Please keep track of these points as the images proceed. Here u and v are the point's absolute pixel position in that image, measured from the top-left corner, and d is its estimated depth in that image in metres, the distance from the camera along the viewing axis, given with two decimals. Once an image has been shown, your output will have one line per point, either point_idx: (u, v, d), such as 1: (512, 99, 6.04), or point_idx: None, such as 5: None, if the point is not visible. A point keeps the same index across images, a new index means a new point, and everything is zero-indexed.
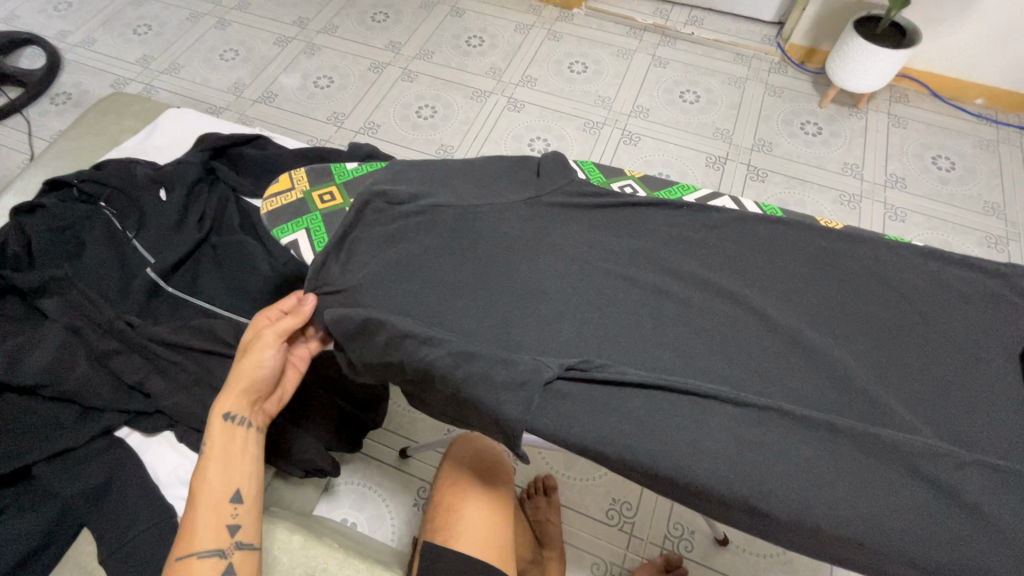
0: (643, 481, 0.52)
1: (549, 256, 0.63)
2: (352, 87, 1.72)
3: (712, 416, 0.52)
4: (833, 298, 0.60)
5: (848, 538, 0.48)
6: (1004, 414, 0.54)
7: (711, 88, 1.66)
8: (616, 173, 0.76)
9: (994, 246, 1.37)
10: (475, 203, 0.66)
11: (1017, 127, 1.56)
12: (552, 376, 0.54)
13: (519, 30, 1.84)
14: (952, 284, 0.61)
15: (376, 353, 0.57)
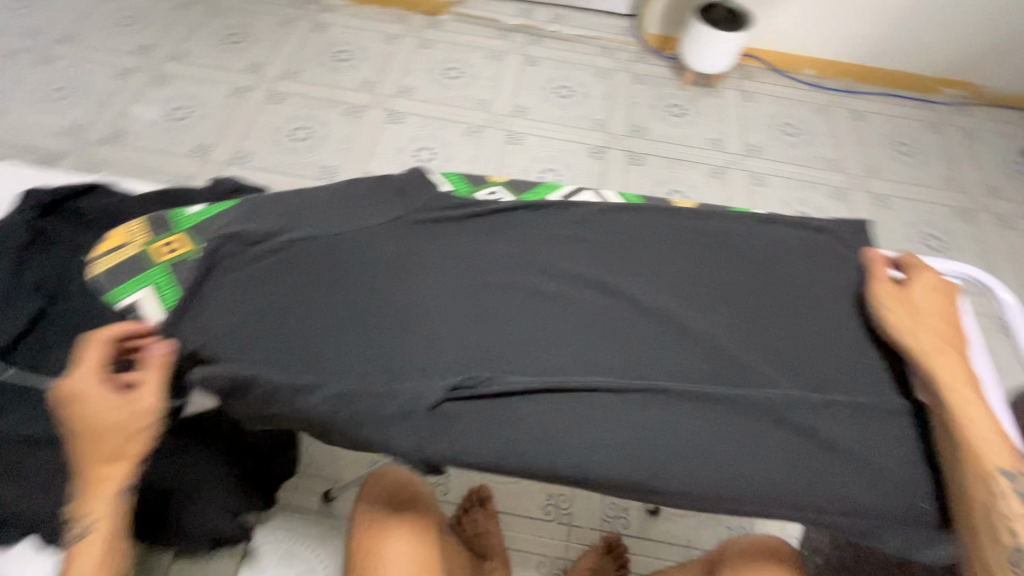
0: (550, 480, 0.53)
1: (421, 276, 0.61)
2: (214, 116, 1.59)
3: (596, 409, 0.55)
4: (696, 273, 0.65)
5: (730, 497, 0.53)
6: (846, 354, 0.61)
7: (583, 81, 1.74)
8: (481, 182, 0.79)
9: (839, 196, 1.55)
10: (336, 231, 0.63)
11: (842, 91, 1.78)
12: (436, 400, 0.53)
13: (388, 40, 1.80)
14: (790, 244, 0.68)
15: (256, 409, 0.55)
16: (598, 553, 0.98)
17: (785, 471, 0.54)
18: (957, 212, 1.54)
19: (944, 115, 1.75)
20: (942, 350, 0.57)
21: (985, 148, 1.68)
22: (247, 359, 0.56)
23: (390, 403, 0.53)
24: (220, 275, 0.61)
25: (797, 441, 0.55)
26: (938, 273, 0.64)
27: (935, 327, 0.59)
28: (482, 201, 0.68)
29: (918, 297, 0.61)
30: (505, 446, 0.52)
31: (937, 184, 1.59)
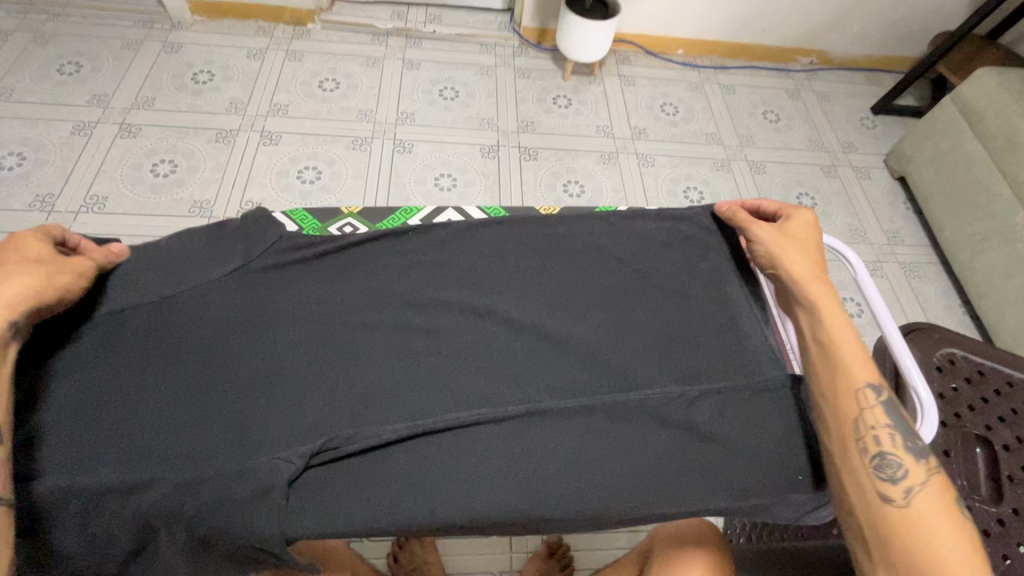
0: (443, 525, 0.55)
1: (274, 330, 0.66)
2: (55, 159, 1.39)
3: (480, 439, 0.60)
4: (569, 281, 0.73)
5: (627, 505, 0.58)
6: (709, 340, 0.69)
7: (467, 81, 1.71)
8: (332, 217, 0.85)
9: (722, 167, 1.64)
10: (169, 293, 0.65)
11: (710, 68, 1.88)
12: (298, 471, 0.56)
13: (253, 56, 1.67)
14: (654, 239, 0.76)
15: (74, 532, 0.52)
16: (541, 558, 0.97)
17: (647, 464, 0.60)
18: (822, 170, 1.69)
19: (800, 82, 1.90)
20: (816, 275, 0.66)
21: (838, 109, 1.85)
22: (74, 461, 0.56)
23: (243, 486, 0.54)
24: (30, 373, 0.60)
25: (656, 434, 0.62)
26: (813, 210, 0.73)
27: (811, 255, 0.67)
28: (337, 236, 0.72)
29: (796, 233, 0.69)
30: (385, 501, 0.56)
31: (803, 146, 1.73)
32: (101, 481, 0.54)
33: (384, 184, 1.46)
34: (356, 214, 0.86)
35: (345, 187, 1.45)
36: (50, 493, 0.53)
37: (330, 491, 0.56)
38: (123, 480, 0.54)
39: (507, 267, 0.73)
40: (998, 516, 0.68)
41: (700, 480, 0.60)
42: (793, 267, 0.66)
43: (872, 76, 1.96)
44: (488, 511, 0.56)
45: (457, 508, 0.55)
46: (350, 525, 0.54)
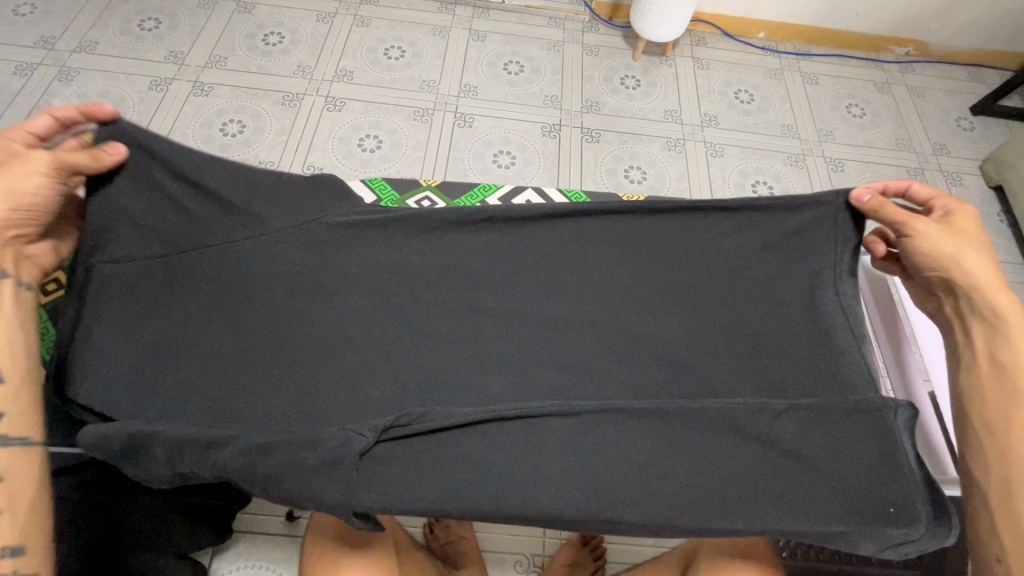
0: (504, 516, 0.56)
1: (347, 294, 0.68)
2: (132, 113, 1.45)
3: (547, 434, 0.59)
4: (649, 278, 0.70)
5: (692, 523, 0.56)
6: (798, 351, 0.67)
7: (532, 56, 1.66)
8: (412, 190, 0.88)
9: (796, 162, 1.54)
10: (234, 238, 0.67)
11: (794, 54, 1.75)
12: (368, 445, 0.57)
13: (322, 20, 1.67)
14: (745, 240, 0.72)
15: (161, 467, 0.56)
16: (575, 547, 0.96)
17: (718, 479, 0.58)
18: (908, 172, 1.56)
19: (892, 74, 1.75)
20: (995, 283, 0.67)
21: (932, 106, 1.70)
22: (157, 410, 0.61)
23: (312, 455, 0.55)
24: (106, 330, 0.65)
25: (732, 448, 0.59)
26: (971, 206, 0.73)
27: (989, 261, 0.67)
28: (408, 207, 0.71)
29: (968, 236, 0.69)
30: (448, 482, 0.56)
31: (889, 146, 1.60)
32: (180, 434, 0.56)
33: (442, 158, 1.45)
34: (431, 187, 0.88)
35: (405, 157, 1.45)
36: (136, 436, 0.57)
37: (393, 473, 0.56)
38: (200, 435, 0.56)
39: (582, 260, 0.71)
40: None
41: (767, 501, 0.57)
42: (971, 275, 0.67)
43: (975, 72, 1.78)
44: (549, 508, 0.55)
45: (520, 501, 0.55)
46: (413, 508, 0.55)
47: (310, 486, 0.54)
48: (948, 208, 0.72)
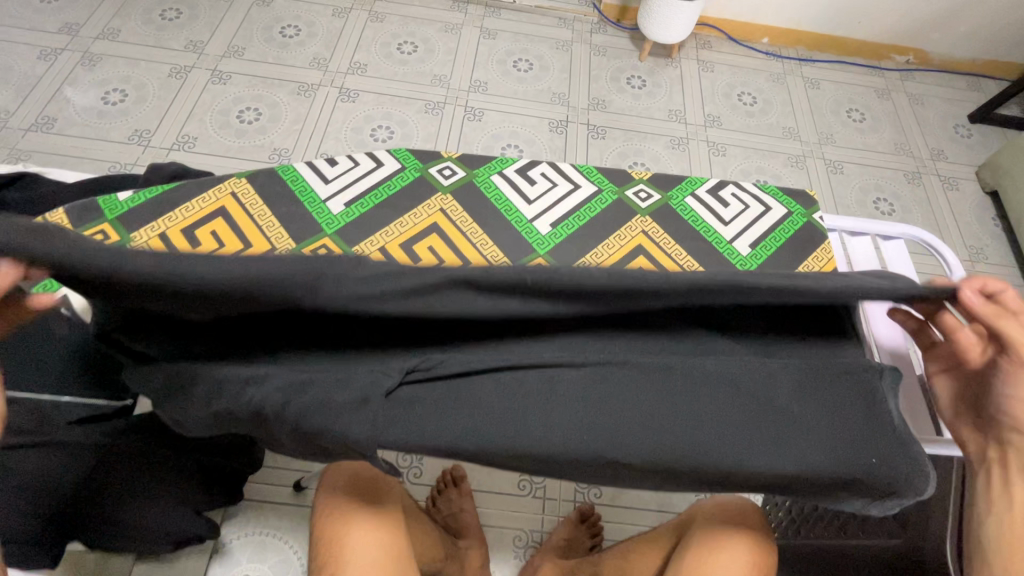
0: (541, 468, 0.50)
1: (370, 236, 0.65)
2: (153, 98, 1.49)
3: (602, 377, 0.51)
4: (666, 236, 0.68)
5: (760, 484, 0.50)
6: None
7: (541, 54, 1.70)
8: (432, 158, 0.72)
9: (797, 164, 1.58)
10: (261, 185, 0.67)
11: (797, 59, 1.80)
12: (395, 385, 0.51)
13: (338, 14, 1.71)
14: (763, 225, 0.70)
15: (200, 406, 0.51)
16: (573, 524, 0.99)
17: (809, 438, 0.50)
18: (905, 176, 1.60)
19: (893, 81, 1.79)
20: None
21: (931, 113, 1.73)
22: (173, 343, 0.52)
23: (343, 391, 0.49)
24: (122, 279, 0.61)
25: (817, 400, 0.51)
26: None
27: None
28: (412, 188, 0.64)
29: None
30: (487, 430, 0.49)
31: (887, 149, 1.64)
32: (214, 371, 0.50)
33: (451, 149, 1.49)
34: (456, 154, 0.73)
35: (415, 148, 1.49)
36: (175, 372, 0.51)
37: (422, 413, 0.50)
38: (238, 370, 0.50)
39: (604, 218, 0.70)
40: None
41: (867, 451, 0.50)
42: None
43: (973, 81, 1.82)
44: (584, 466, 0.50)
45: None
46: (445, 449, 0.49)
47: (338, 424, 0.48)
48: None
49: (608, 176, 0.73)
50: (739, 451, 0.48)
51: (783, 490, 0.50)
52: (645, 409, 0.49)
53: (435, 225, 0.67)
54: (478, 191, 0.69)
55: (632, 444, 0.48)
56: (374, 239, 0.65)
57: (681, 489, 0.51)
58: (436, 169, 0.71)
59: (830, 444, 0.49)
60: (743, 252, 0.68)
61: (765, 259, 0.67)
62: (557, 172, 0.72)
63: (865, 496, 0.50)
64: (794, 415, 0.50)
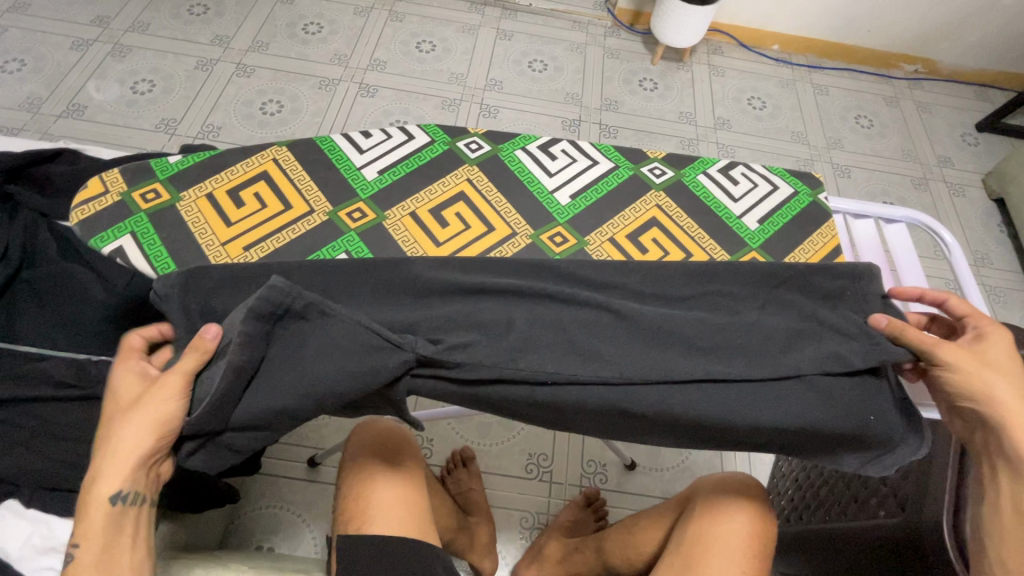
0: (558, 420, 0.53)
1: (399, 204, 0.68)
2: (179, 89, 1.54)
3: (619, 335, 0.54)
4: (682, 212, 0.71)
5: (768, 441, 0.52)
6: None
7: (556, 56, 1.74)
8: (459, 132, 0.76)
9: (805, 167, 1.61)
10: (297, 155, 0.70)
11: (806, 66, 1.83)
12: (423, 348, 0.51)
13: (359, 13, 1.77)
14: (774, 207, 0.72)
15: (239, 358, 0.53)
16: (578, 506, 1.01)
17: (814, 398, 0.52)
18: (911, 182, 1.62)
19: (901, 89, 1.82)
20: None
21: (938, 121, 1.76)
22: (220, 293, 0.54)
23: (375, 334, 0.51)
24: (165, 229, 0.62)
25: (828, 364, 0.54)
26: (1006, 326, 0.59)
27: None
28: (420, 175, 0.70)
29: (995, 361, 0.56)
30: (513, 377, 0.51)
31: (894, 155, 1.67)
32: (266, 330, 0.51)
33: None
34: (482, 133, 0.76)
35: None
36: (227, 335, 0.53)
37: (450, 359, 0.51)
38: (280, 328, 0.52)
39: (622, 194, 0.72)
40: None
41: (870, 410, 0.53)
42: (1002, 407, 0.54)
43: (981, 91, 1.85)
44: (598, 423, 0.53)
45: None
46: (469, 397, 0.52)
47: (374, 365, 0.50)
48: (987, 334, 0.59)
49: (624, 153, 0.76)
50: (745, 408, 0.51)
51: (788, 448, 0.53)
52: (658, 366, 0.52)
53: (461, 192, 0.70)
54: (499, 169, 0.73)
55: (644, 398, 0.51)
56: (403, 204, 0.68)
57: (693, 446, 0.53)
58: (463, 144, 0.74)
59: (836, 401, 0.52)
60: (752, 227, 0.71)
61: (774, 234, 0.70)
62: (576, 150, 0.75)
63: (867, 453, 0.53)
64: (800, 376, 0.53)
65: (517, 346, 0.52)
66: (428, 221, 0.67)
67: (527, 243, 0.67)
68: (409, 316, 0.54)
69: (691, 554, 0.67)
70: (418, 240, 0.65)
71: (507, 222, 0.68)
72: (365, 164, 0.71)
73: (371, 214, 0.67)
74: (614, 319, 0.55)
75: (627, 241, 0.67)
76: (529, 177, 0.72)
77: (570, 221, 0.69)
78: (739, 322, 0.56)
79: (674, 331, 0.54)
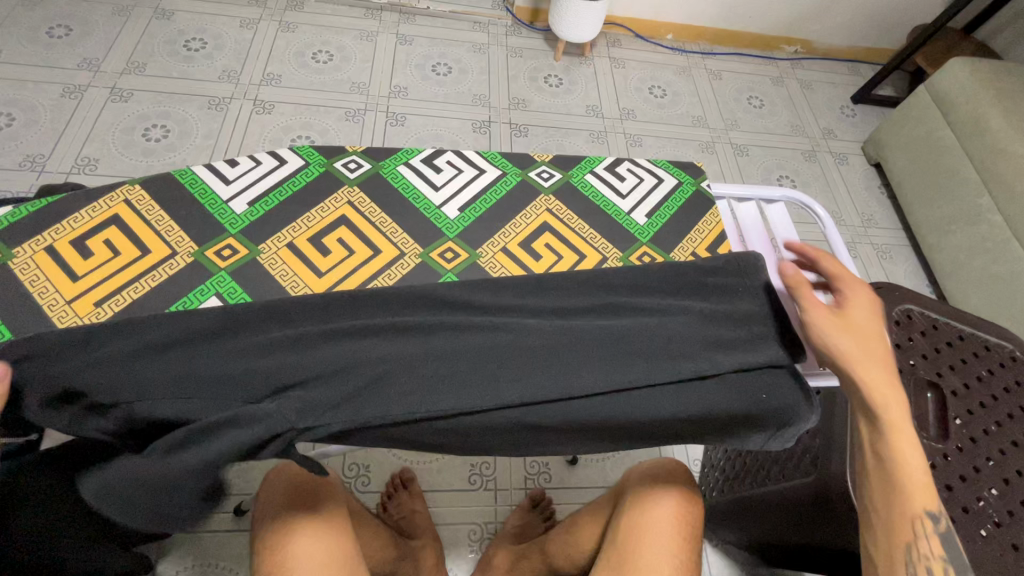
0: (468, 443, 0.52)
1: (283, 235, 0.64)
2: (44, 120, 1.39)
3: (517, 349, 0.54)
4: (576, 213, 0.72)
5: (672, 434, 0.54)
6: None
7: (460, 58, 1.73)
8: (336, 152, 0.72)
9: (707, 149, 1.69)
10: (163, 194, 0.65)
11: (699, 53, 1.92)
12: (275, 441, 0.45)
13: (246, 25, 1.67)
14: (663, 200, 0.75)
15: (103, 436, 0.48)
16: (525, 509, 1.01)
17: (705, 388, 0.54)
18: (802, 155, 1.74)
19: (785, 69, 1.96)
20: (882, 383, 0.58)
21: (819, 96, 1.91)
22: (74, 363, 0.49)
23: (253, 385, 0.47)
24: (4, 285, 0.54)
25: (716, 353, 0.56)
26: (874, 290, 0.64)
27: (878, 356, 0.59)
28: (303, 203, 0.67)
29: (855, 322, 0.61)
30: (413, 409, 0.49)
31: (784, 131, 1.79)
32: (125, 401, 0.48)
33: None
34: (360, 150, 0.73)
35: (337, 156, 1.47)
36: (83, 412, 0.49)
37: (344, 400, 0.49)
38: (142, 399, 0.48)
39: (517, 201, 0.72)
40: (972, 463, 0.69)
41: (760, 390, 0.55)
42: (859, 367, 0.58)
43: (852, 66, 2.02)
44: (509, 440, 0.52)
45: None
46: (370, 435, 0.50)
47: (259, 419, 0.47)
48: (850, 294, 0.64)
49: (512, 159, 0.76)
50: (644, 406, 0.52)
51: (689, 436, 0.55)
52: (557, 384, 0.52)
53: (343, 217, 0.67)
54: (384, 187, 0.70)
55: (546, 412, 0.51)
56: (279, 235, 0.65)
57: (603, 447, 0.54)
58: (341, 164, 0.71)
59: (725, 388, 0.54)
60: (640, 222, 0.73)
61: (660, 227, 0.73)
62: (458, 161, 0.74)
63: (764, 432, 0.55)
64: (693, 366, 0.55)
65: (411, 382, 0.51)
66: (307, 251, 0.64)
67: (417, 263, 0.65)
68: (294, 362, 0.51)
69: (625, 547, 0.68)
70: (299, 273, 0.62)
71: (394, 243, 0.66)
72: (232, 196, 0.66)
73: (243, 249, 0.63)
74: (508, 336, 0.55)
75: (520, 249, 0.68)
76: (414, 194, 0.70)
77: (460, 234, 0.68)
78: (631, 323, 0.58)
79: (569, 342, 0.55)
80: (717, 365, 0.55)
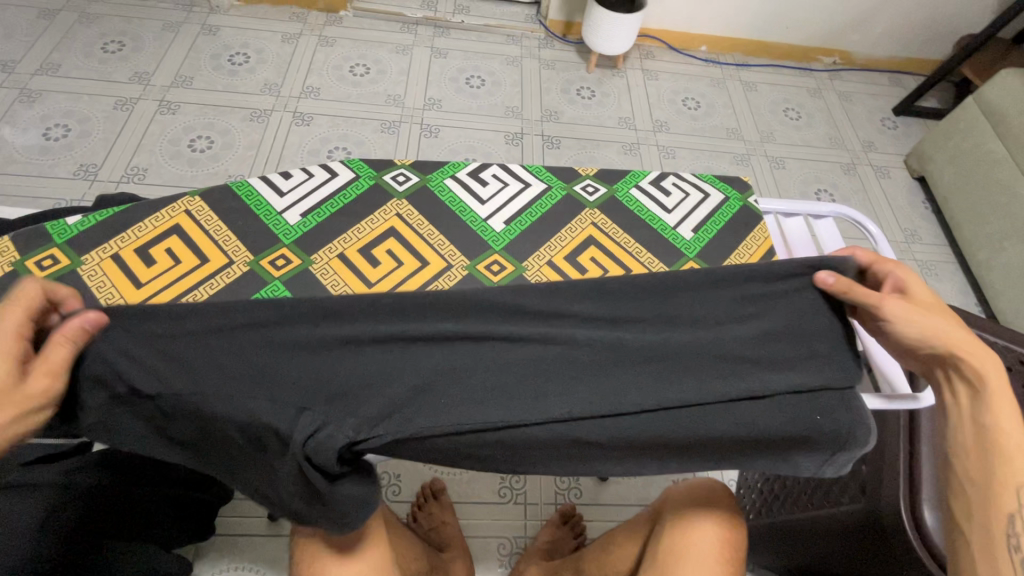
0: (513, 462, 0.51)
1: (332, 247, 0.66)
2: (98, 132, 1.45)
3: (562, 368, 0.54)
4: (619, 230, 0.72)
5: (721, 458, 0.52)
6: None
7: (493, 70, 1.75)
8: (385, 165, 0.74)
9: (742, 162, 1.66)
10: (220, 207, 0.67)
11: (734, 65, 1.90)
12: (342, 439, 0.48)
13: (287, 40, 1.72)
14: (707, 216, 0.74)
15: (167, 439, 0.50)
16: (556, 525, 0.99)
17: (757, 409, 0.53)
18: (841, 168, 1.70)
19: (823, 81, 1.92)
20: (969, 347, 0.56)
21: (859, 108, 1.86)
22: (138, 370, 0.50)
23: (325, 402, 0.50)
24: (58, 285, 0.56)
25: (768, 376, 0.55)
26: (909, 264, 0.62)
27: (950, 323, 0.57)
28: (352, 218, 0.68)
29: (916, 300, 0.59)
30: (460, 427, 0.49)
31: (823, 143, 1.75)
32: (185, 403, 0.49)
33: None
34: (409, 164, 0.74)
35: None
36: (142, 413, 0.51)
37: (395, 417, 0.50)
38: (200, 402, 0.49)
39: (560, 216, 0.72)
40: None
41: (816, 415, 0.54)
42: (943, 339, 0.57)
43: (894, 78, 1.96)
44: (555, 460, 0.52)
45: None
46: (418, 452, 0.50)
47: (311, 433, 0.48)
48: (897, 278, 0.61)
49: (554, 175, 0.76)
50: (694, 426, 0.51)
51: (738, 458, 0.54)
52: (604, 403, 0.51)
53: (391, 228, 0.68)
54: (429, 198, 0.72)
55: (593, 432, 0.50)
56: (330, 246, 0.66)
57: (649, 469, 0.53)
58: (390, 177, 0.73)
59: (779, 410, 0.53)
60: (687, 237, 0.72)
61: (707, 242, 0.71)
62: (505, 176, 0.75)
63: (820, 456, 0.54)
64: (744, 390, 0.53)
65: (464, 394, 0.52)
66: (357, 261, 0.65)
67: (464, 275, 0.66)
68: (347, 368, 0.52)
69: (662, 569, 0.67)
70: (349, 282, 0.63)
71: (440, 254, 0.67)
72: (286, 207, 0.68)
73: (296, 260, 0.64)
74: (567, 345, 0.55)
75: (565, 262, 0.67)
76: (460, 206, 0.71)
77: (506, 247, 0.68)
78: (679, 343, 0.57)
79: (616, 359, 0.55)
80: (770, 387, 0.54)
